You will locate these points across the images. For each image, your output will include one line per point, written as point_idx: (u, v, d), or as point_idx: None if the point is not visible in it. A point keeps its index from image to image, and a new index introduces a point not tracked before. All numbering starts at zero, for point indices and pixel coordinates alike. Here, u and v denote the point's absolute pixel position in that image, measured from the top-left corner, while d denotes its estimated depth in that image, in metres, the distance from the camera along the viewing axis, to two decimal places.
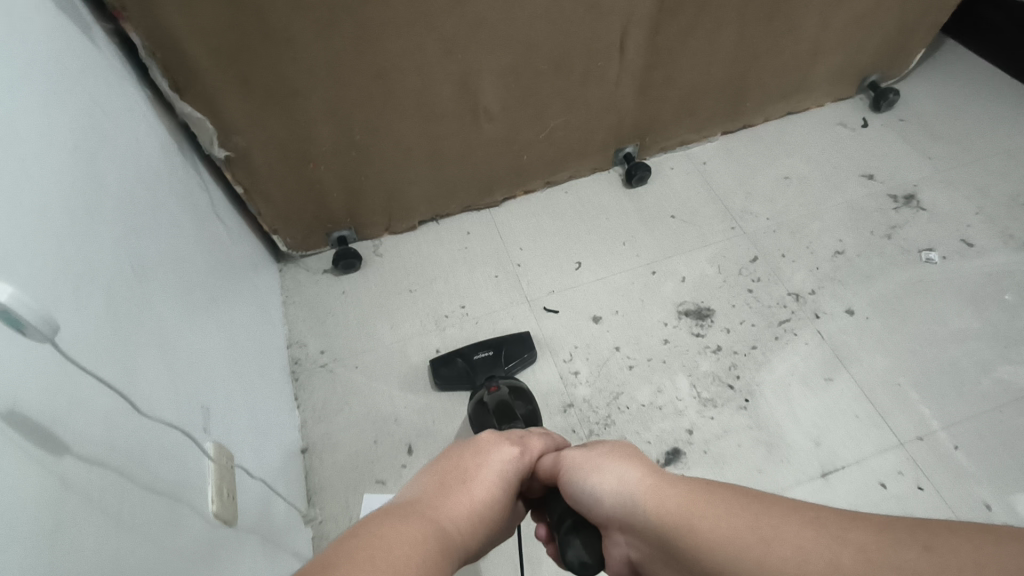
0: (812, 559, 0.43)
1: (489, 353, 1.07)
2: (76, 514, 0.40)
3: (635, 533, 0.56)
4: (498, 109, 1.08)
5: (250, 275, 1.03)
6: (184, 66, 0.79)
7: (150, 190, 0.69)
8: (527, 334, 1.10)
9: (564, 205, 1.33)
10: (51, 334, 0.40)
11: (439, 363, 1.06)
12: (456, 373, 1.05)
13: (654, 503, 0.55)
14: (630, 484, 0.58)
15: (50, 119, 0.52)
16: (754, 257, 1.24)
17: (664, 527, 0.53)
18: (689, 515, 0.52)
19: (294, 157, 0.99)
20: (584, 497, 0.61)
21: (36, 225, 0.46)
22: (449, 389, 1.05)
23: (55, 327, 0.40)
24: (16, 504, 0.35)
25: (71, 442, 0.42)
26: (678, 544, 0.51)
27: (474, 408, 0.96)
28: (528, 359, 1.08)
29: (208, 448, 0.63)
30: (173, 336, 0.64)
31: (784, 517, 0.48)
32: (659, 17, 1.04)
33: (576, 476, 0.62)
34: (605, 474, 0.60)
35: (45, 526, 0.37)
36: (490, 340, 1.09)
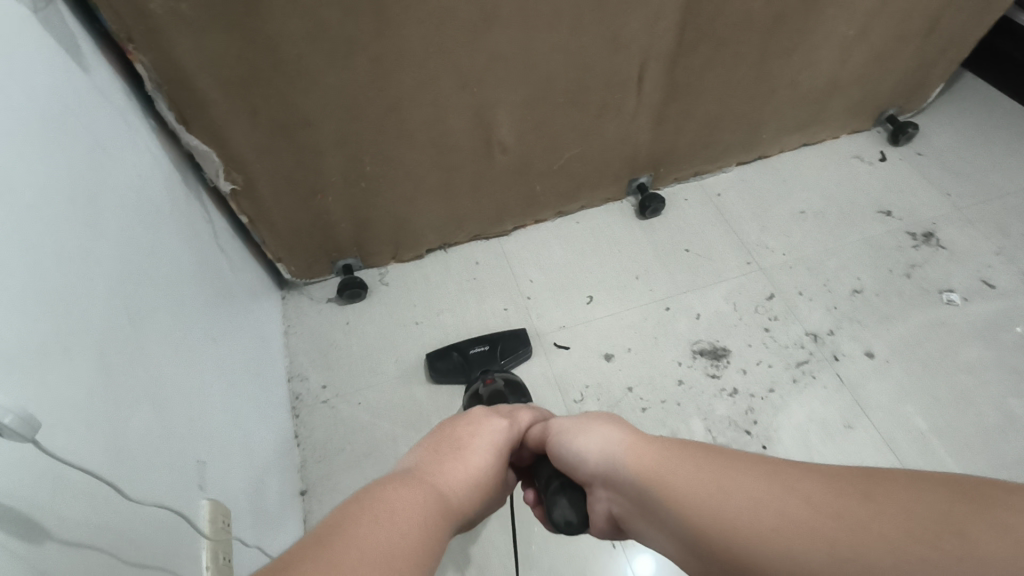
0: (764, 507, 0.43)
1: (484, 348, 1.08)
2: None
3: (614, 488, 0.57)
4: (513, 140, 1.05)
5: (252, 307, 1.00)
6: (192, 98, 0.76)
7: (151, 231, 0.66)
8: (523, 330, 1.11)
9: (576, 236, 1.29)
10: (32, 432, 0.35)
11: (436, 356, 1.07)
12: (451, 368, 1.06)
13: (631, 458, 0.56)
14: (612, 443, 0.59)
15: (48, 166, 0.49)
16: (771, 294, 1.21)
17: (636, 480, 0.54)
18: (661, 467, 0.52)
19: (301, 188, 0.96)
20: (569, 457, 0.62)
21: (25, 287, 0.42)
22: (445, 382, 1.07)
23: (35, 424, 0.35)
24: None
25: (57, 527, 0.38)
26: (649, 495, 0.52)
27: (469, 399, 0.97)
28: (523, 355, 1.09)
29: (202, 525, 0.58)
30: (170, 388, 0.60)
31: (739, 471, 0.48)
32: (678, 51, 1.02)
33: (561, 438, 0.63)
34: (589, 435, 0.61)
35: None
36: (486, 335, 1.10)
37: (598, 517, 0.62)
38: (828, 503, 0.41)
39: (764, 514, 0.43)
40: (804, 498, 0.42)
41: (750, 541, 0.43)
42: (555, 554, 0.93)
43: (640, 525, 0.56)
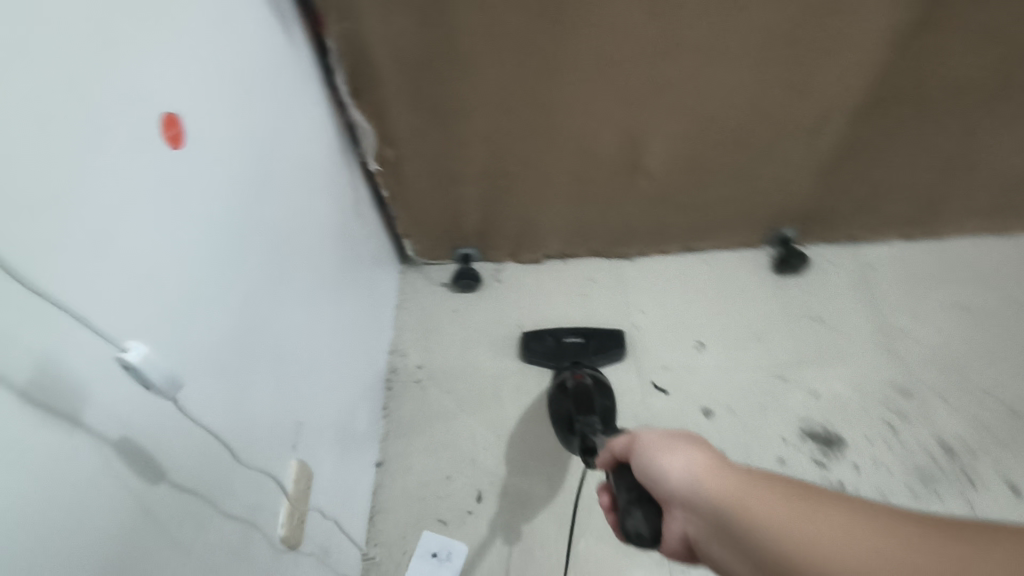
0: (868, 549, 0.39)
1: (579, 340, 1.10)
2: (154, 544, 0.40)
3: (692, 516, 0.50)
4: (661, 167, 1.01)
5: (373, 277, 1.04)
6: (367, 76, 0.80)
7: (305, 197, 0.70)
8: (620, 332, 1.11)
9: (702, 276, 1.22)
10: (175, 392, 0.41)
11: (531, 337, 1.10)
12: (544, 350, 1.08)
13: (715, 484, 0.49)
14: (698, 465, 0.52)
15: (235, 126, 0.53)
16: (908, 391, 1.07)
17: (722, 506, 0.47)
18: (745, 493, 0.47)
19: (443, 174, 0.98)
20: (649, 476, 0.55)
21: (195, 240, 0.46)
22: (535, 363, 1.08)
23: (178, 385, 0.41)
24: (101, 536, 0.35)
25: (169, 468, 0.42)
26: (735, 525, 0.46)
27: (556, 391, 0.96)
28: (615, 356, 1.09)
29: (288, 486, 0.62)
30: (289, 349, 0.63)
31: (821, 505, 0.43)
32: (868, 106, 0.92)
33: (644, 453, 0.56)
34: (675, 453, 0.54)
35: (122, 558, 0.37)
36: (583, 328, 1.12)
37: (670, 547, 0.54)
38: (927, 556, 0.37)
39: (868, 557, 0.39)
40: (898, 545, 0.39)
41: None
42: None
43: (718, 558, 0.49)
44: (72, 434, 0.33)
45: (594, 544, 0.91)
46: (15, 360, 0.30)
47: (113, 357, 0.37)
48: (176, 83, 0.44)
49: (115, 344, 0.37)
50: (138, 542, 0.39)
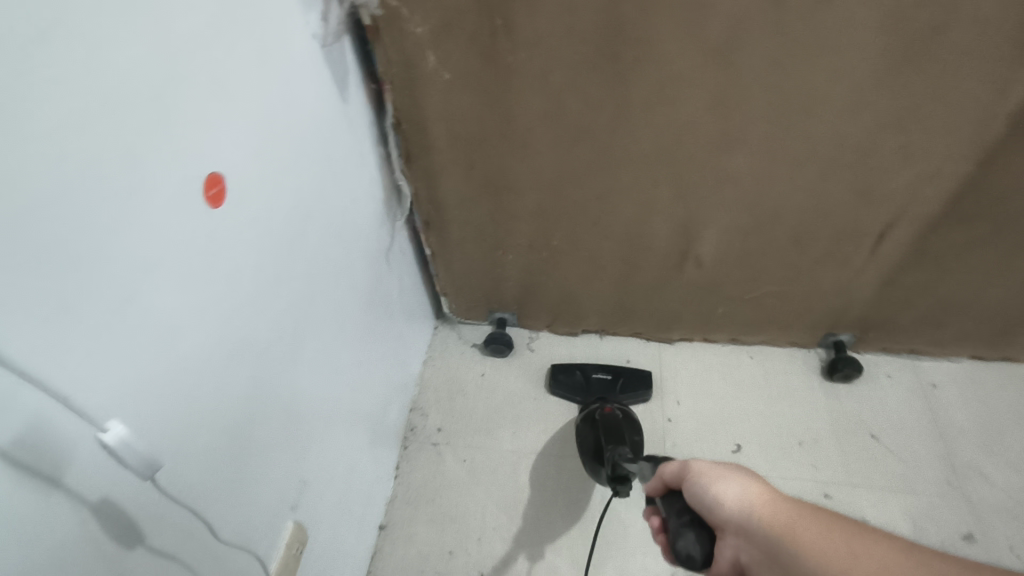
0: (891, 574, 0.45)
1: (607, 377, 1.10)
2: None
3: (743, 542, 0.54)
4: (710, 258, 0.97)
5: (405, 332, 1.03)
6: (422, 141, 0.81)
7: (343, 252, 0.70)
8: (648, 373, 1.12)
9: (744, 372, 1.16)
10: (146, 474, 0.39)
11: (560, 369, 1.11)
12: (572, 384, 1.10)
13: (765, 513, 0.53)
14: (751, 496, 0.55)
15: (280, 186, 0.54)
16: (969, 534, 0.95)
17: (772, 534, 0.52)
18: (790, 523, 0.51)
19: (486, 240, 0.98)
20: (701, 503, 0.58)
21: (217, 298, 0.45)
22: (562, 396, 1.10)
23: (153, 465, 0.39)
24: None
25: (150, 532, 0.40)
26: (786, 553, 0.50)
27: (586, 426, 0.95)
28: (641, 396, 1.09)
29: (271, 571, 0.58)
30: (302, 407, 0.62)
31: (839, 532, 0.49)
32: (942, 221, 0.87)
33: (696, 478, 0.59)
34: (728, 482, 0.57)
35: None
36: (612, 365, 1.12)
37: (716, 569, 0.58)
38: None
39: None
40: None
41: None
42: None
43: None
44: (50, 497, 0.32)
45: None
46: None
47: (93, 436, 0.35)
48: (227, 147, 0.45)
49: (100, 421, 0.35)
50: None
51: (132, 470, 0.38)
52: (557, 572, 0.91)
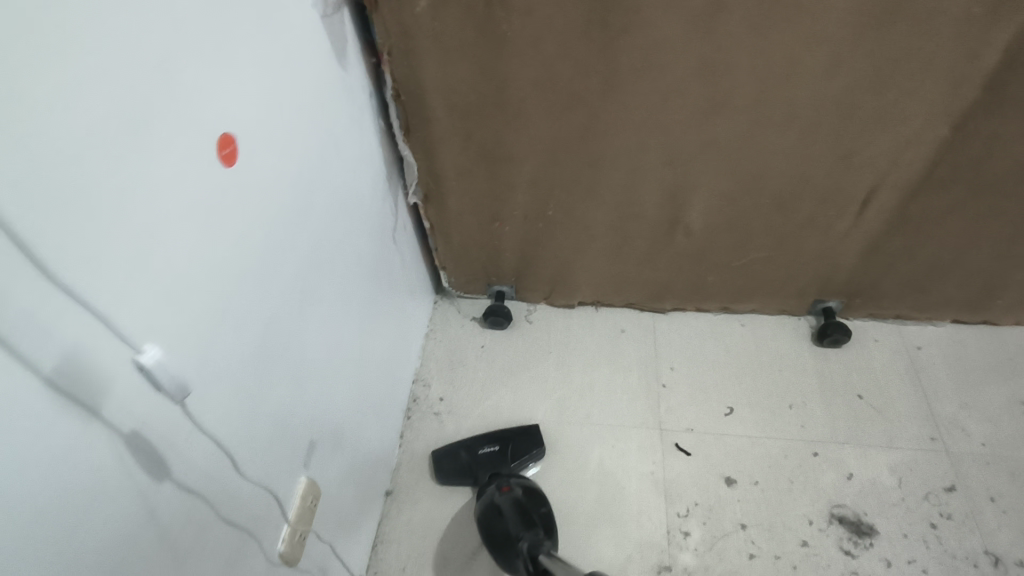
0: None
1: (494, 449, 0.99)
2: (151, 542, 0.41)
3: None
4: (702, 226, 1.00)
5: (406, 305, 1.06)
6: (420, 113, 0.83)
7: (346, 220, 0.73)
8: (535, 428, 1.02)
9: (736, 339, 1.19)
10: (177, 397, 0.42)
11: (441, 455, 0.99)
12: (457, 469, 0.98)
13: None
14: None
15: (286, 151, 0.56)
16: (951, 485, 0.99)
17: None
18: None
19: (484, 213, 1.00)
20: None
21: (231, 253, 0.48)
22: (449, 483, 0.98)
23: (182, 391, 0.42)
24: (99, 530, 0.36)
25: (178, 468, 0.43)
26: None
27: (483, 512, 0.84)
28: (535, 456, 1.00)
29: (289, 519, 0.62)
30: (311, 366, 0.65)
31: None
32: (922, 184, 0.90)
33: None
34: None
35: (119, 549, 0.38)
36: (497, 432, 1.02)
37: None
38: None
39: None
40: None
41: None
42: None
43: None
44: (90, 423, 0.35)
45: None
46: (41, 349, 0.32)
47: (127, 367, 0.38)
48: (237, 108, 0.47)
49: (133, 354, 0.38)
50: (140, 539, 0.40)
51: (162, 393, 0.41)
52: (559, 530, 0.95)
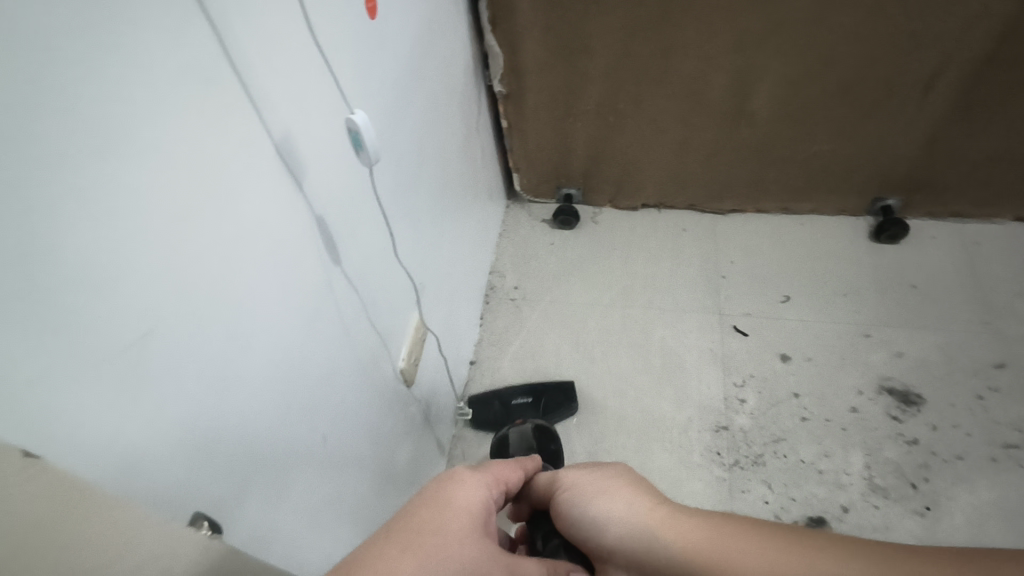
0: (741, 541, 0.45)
1: (528, 400, 1.02)
2: (327, 306, 0.55)
3: (693, 518, 0.48)
4: (766, 117, 1.05)
5: (485, 199, 1.16)
6: (506, 4, 0.91)
7: (445, 98, 0.82)
8: (569, 385, 1.04)
9: (795, 236, 1.25)
10: (372, 163, 0.54)
11: (477, 402, 1.03)
12: (491, 417, 1.02)
13: (679, 537, 0.47)
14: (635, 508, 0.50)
15: (408, 20, 0.65)
16: (1001, 363, 1.04)
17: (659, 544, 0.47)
18: (720, 549, 0.44)
19: (558, 108, 1.08)
20: (582, 518, 0.53)
21: (373, 95, 0.58)
22: (482, 430, 1.03)
23: (376, 159, 0.54)
24: (300, 278, 0.50)
25: (338, 255, 0.55)
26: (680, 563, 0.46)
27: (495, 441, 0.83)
28: (569, 410, 1.02)
29: (406, 344, 0.74)
30: (420, 221, 0.76)
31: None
32: (987, 66, 0.92)
33: (574, 497, 0.54)
34: (609, 499, 0.52)
35: (311, 301, 0.52)
36: (532, 386, 1.04)
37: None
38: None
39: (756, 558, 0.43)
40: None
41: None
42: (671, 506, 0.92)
43: None
44: (295, 196, 0.47)
45: (658, 455, 0.98)
46: (275, 123, 0.43)
47: (317, 162, 0.49)
48: None
49: (319, 156, 0.49)
50: (318, 298, 0.53)
51: (364, 155, 0.54)
52: (625, 395, 1.05)
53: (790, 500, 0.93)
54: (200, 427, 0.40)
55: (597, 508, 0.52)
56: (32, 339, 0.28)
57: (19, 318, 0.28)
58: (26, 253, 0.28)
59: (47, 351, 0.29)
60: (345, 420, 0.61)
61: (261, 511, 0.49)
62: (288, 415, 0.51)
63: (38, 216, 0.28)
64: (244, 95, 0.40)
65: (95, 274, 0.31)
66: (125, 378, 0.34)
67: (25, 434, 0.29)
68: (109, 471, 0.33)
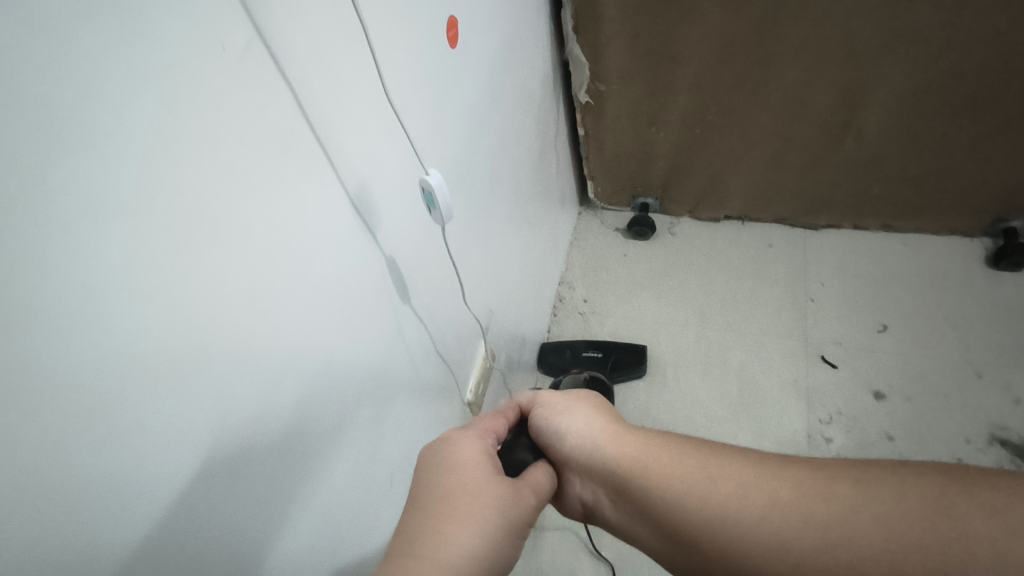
0: (706, 471, 0.45)
1: (597, 355, 1.05)
2: (394, 346, 0.53)
3: (635, 432, 0.51)
4: (874, 130, 0.95)
5: (557, 209, 1.12)
6: (591, 11, 0.86)
7: (521, 115, 0.79)
8: (642, 348, 1.06)
9: (897, 258, 1.13)
10: (445, 222, 0.49)
11: (550, 349, 1.06)
12: (560, 364, 1.05)
13: (622, 449, 0.50)
14: (595, 431, 0.52)
15: (488, 42, 0.63)
16: None
17: (619, 471, 0.49)
18: (657, 465, 0.48)
19: (641, 117, 1.02)
20: (548, 437, 0.55)
21: (450, 126, 0.56)
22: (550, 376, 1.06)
23: (450, 217, 0.49)
24: (370, 325, 0.49)
25: (407, 292, 0.53)
26: (638, 490, 0.48)
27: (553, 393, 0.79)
28: (636, 372, 1.04)
29: (471, 368, 0.73)
30: (491, 244, 0.74)
31: (865, 515, 0.39)
32: None
33: (541, 415, 0.56)
34: (572, 419, 0.54)
35: (380, 344, 0.51)
36: (605, 342, 1.07)
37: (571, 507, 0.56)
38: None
39: (723, 489, 0.44)
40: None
41: (745, 525, 0.42)
42: None
43: (614, 520, 0.51)
44: (367, 243, 0.46)
45: None
46: (350, 172, 0.42)
47: (389, 206, 0.48)
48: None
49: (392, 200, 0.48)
50: (386, 338, 0.52)
51: (436, 212, 0.49)
52: (698, 423, 0.99)
53: None
54: (261, 488, 0.39)
55: (557, 426, 0.54)
56: (89, 447, 0.27)
57: (80, 433, 0.26)
58: (87, 359, 0.26)
59: (119, 457, 0.28)
60: (405, 453, 0.60)
61: (319, 558, 0.48)
62: (351, 460, 0.50)
63: (117, 319, 0.27)
64: (322, 151, 0.38)
65: (161, 367, 0.30)
66: (179, 468, 0.32)
67: (78, 548, 0.27)
68: (175, 550, 0.33)
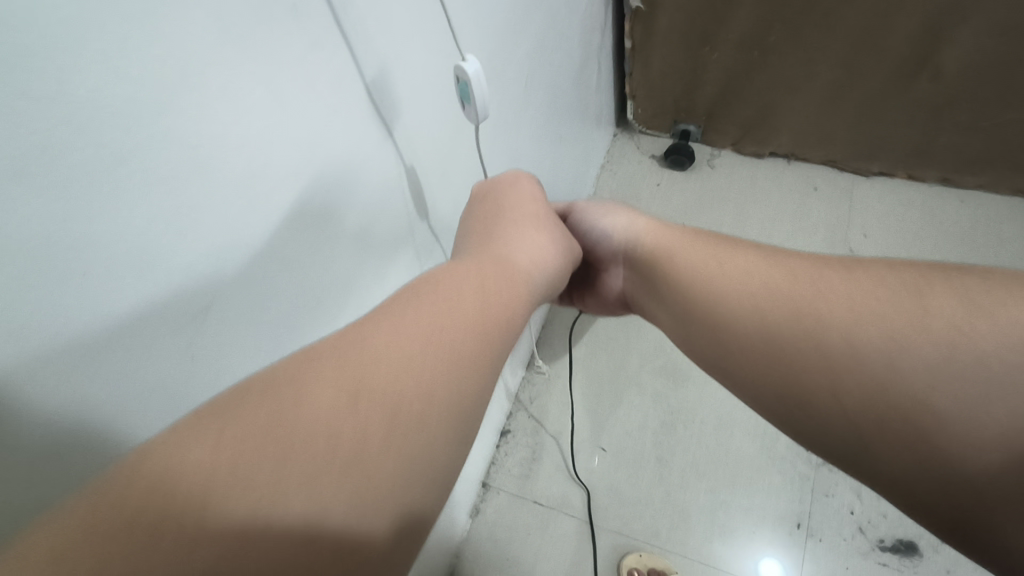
0: (734, 258, 0.42)
1: None
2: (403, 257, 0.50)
3: (676, 226, 0.49)
4: (956, 70, 0.85)
5: (592, 128, 1.05)
6: None
7: (567, 17, 0.71)
8: None
9: (951, 215, 1.05)
10: (478, 121, 0.44)
11: None
12: None
13: (654, 237, 0.48)
14: (634, 224, 0.51)
15: None
16: None
17: (648, 256, 0.47)
18: (683, 250, 0.45)
19: (695, 32, 0.93)
20: (587, 236, 0.54)
21: (487, 19, 0.50)
22: None
23: (484, 117, 0.44)
24: (377, 232, 0.44)
25: (423, 199, 0.49)
26: (662, 274, 0.46)
27: None
28: None
29: None
30: (519, 158, 0.68)
31: (842, 301, 0.34)
32: None
33: (582, 216, 0.55)
34: (612, 216, 0.52)
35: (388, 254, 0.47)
36: None
37: (602, 297, 0.57)
38: (939, 407, 0.30)
39: (749, 274, 0.40)
40: (986, 387, 0.29)
41: (740, 305, 0.39)
42: (735, 497, 0.85)
43: (645, 308, 0.50)
44: (384, 142, 0.41)
45: (739, 440, 0.89)
46: (368, 58, 0.36)
47: (411, 101, 0.42)
48: None
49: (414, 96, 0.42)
50: (396, 247, 0.48)
51: (469, 109, 0.44)
52: None
53: (880, 517, 0.82)
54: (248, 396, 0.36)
55: (589, 218, 0.54)
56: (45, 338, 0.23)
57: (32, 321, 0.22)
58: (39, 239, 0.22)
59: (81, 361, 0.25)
60: None
61: None
62: None
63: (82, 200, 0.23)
64: (337, 28, 0.33)
65: (137, 252, 0.26)
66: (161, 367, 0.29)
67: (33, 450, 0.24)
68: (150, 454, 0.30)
